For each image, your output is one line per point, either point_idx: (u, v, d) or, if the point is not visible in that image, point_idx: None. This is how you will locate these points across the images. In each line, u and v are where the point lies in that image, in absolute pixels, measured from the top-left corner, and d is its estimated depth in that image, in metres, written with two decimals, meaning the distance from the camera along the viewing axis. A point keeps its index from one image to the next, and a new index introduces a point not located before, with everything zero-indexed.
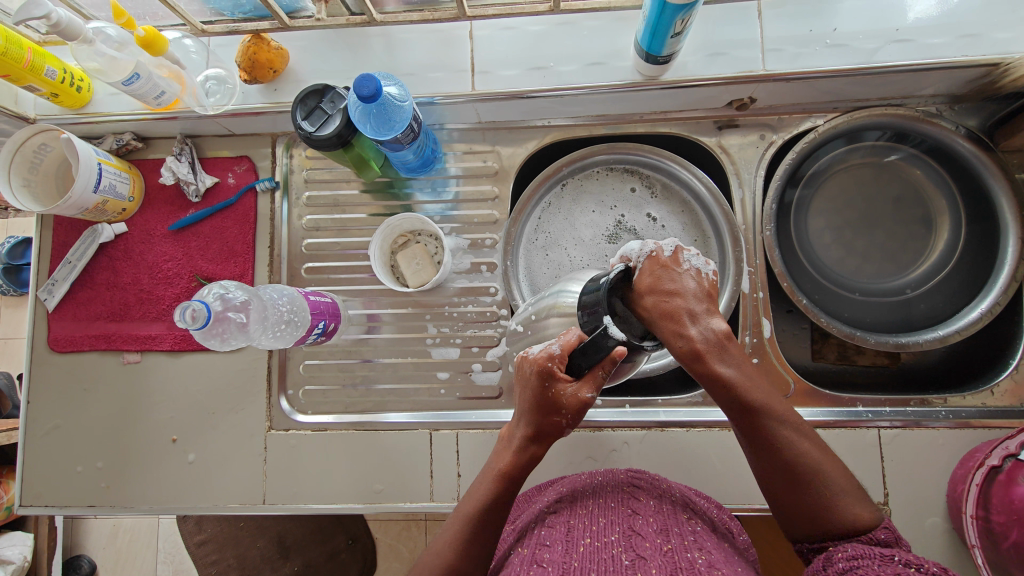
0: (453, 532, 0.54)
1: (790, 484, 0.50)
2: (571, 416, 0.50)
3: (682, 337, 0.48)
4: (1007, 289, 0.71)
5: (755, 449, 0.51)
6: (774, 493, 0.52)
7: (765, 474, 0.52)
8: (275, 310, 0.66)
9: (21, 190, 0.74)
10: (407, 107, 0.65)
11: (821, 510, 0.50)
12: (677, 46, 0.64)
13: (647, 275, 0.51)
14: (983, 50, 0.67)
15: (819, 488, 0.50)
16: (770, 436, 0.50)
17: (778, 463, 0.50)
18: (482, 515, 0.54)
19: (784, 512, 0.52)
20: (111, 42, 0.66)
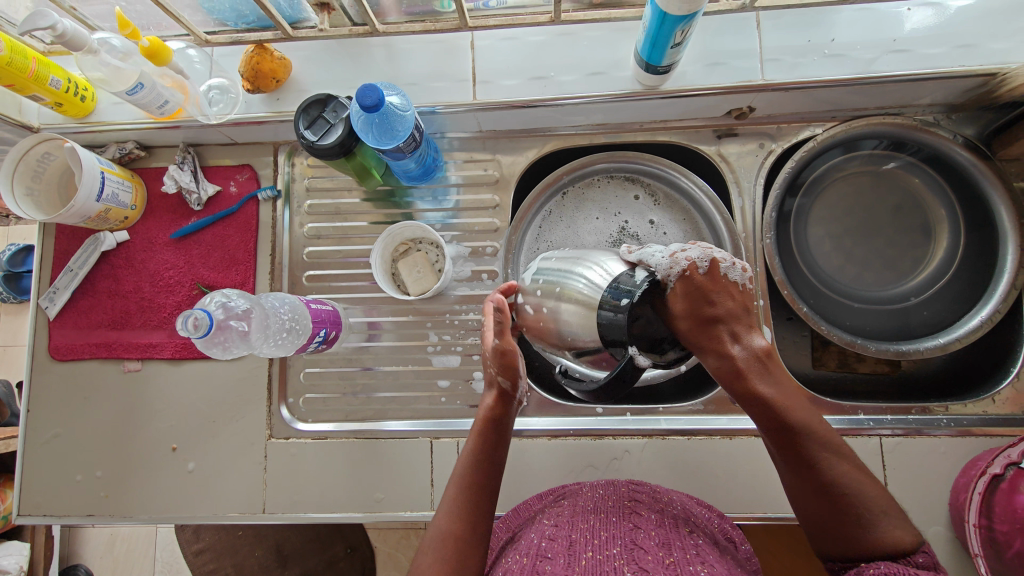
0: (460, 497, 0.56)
1: (822, 501, 0.51)
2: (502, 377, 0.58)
3: (715, 355, 0.54)
4: (1008, 295, 0.71)
5: (787, 466, 0.53)
6: (805, 509, 0.53)
7: (796, 489, 0.53)
8: (276, 317, 0.66)
9: (24, 198, 0.74)
10: (410, 117, 0.65)
11: (850, 524, 0.50)
12: (676, 56, 0.65)
13: (685, 297, 0.52)
14: (980, 60, 0.68)
15: (852, 505, 0.50)
16: (801, 452, 0.52)
17: (809, 480, 0.52)
18: (488, 471, 0.58)
19: (816, 529, 0.52)
20: (116, 53, 0.67)
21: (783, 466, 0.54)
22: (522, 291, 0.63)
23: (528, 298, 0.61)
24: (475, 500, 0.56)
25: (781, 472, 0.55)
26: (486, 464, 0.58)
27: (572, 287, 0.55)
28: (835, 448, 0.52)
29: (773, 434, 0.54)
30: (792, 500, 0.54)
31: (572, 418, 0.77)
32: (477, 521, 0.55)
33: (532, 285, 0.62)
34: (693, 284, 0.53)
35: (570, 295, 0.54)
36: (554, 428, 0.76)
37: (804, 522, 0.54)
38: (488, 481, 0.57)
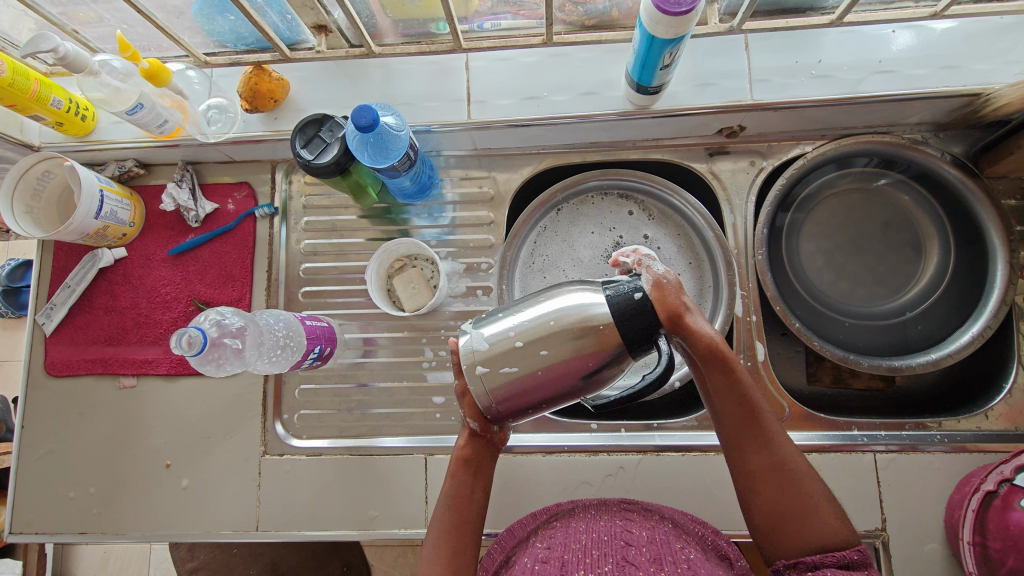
0: (442, 539, 0.54)
1: (780, 481, 0.50)
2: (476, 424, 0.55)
3: (704, 333, 0.50)
4: (998, 311, 0.72)
5: (747, 443, 0.52)
6: (758, 495, 0.51)
7: (752, 471, 0.52)
8: (271, 335, 0.66)
9: (23, 216, 0.75)
10: (404, 137, 0.66)
11: (800, 515, 0.49)
12: (666, 77, 0.66)
13: (652, 287, 0.50)
14: (965, 81, 0.69)
15: (804, 490, 0.50)
16: (765, 429, 0.52)
17: (768, 455, 0.51)
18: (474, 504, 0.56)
19: (766, 524, 0.51)
20: (117, 74, 0.68)
21: (740, 443, 0.52)
22: (482, 356, 0.50)
23: (501, 357, 0.49)
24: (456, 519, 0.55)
25: (734, 453, 0.53)
26: (468, 503, 0.56)
27: (548, 324, 0.49)
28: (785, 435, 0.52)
29: (735, 410, 0.52)
30: (743, 486, 0.52)
31: (566, 434, 0.77)
32: (463, 554, 0.54)
33: (498, 340, 0.50)
34: (665, 279, 0.51)
35: (571, 325, 0.48)
36: (548, 444, 0.76)
37: (751, 515, 0.52)
38: (470, 516, 0.56)
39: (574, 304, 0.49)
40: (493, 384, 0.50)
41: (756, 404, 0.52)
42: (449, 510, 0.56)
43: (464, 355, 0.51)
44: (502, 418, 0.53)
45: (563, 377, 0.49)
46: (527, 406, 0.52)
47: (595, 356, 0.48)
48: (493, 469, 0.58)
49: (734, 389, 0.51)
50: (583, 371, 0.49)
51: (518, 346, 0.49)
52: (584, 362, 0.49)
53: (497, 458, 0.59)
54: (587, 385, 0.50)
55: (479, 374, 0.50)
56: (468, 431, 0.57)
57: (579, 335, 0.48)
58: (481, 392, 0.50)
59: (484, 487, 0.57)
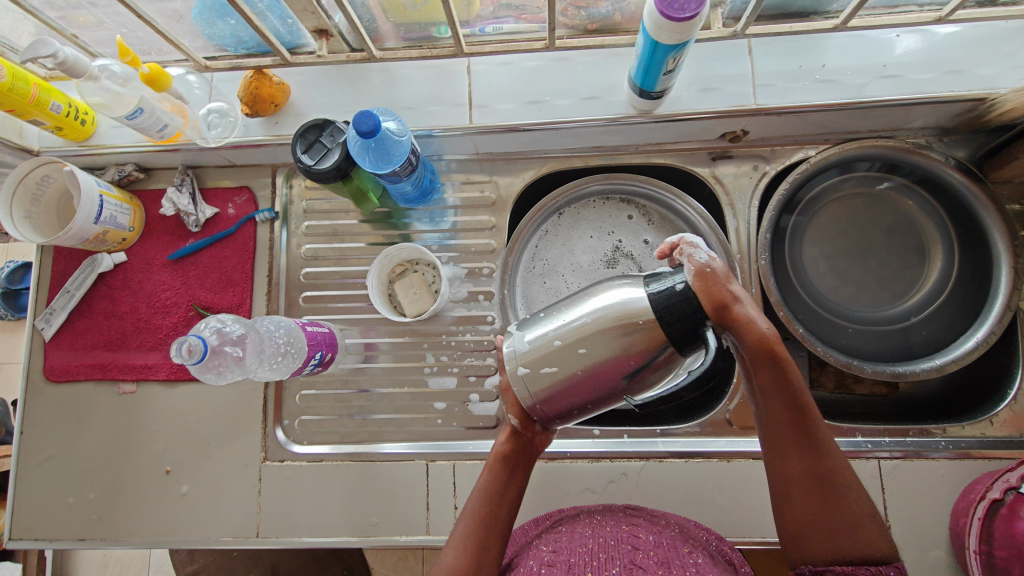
0: (471, 531, 0.54)
1: (819, 490, 0.50)
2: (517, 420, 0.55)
3: (756, 329, 0.49)
4: (1003, 317, 0.71)
5: (790, 446, 0.51)
6: (793, 498, 0.51)
7: (793, 476, 0.51)
8: (272, 342, 0.66)
9: (23, 221, 0.74)
10: (406, 141, 0.66)
11: (836, 525, 0.49)
12: (669, 83, 0.65)
13: (696, 277, 0.49)
14: (969, 86, 0.69)
15: (844, 503, 0.49)
16: (813, 435, 0.50)
17: (809, 463, 0.50)
18: (504, 506, 0.56)
19: (798, 528, 0.51)
20: (116, 78, 0.67)
21: (782, 446, 0.51)
22: (523, 357, 0.51)
23: (542, 358, 0.50)
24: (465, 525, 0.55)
25: (773, 455, 0.52)
26: (501, 500, 0.56)
27: (587, 324, 0.49)
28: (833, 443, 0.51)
29: (781, 412, 0.51)
30: (778, 488, 0.52)
31: (568, 440, 0.76)
32: (488, 549, 0.53)
33: (539, 342, 0.51)
34: (710, 268, 0.49)
35: (610, 324, 0.48)
36: (550, 450, 0.75)
37: (784, 518, 0.52)
38: (501, 513, 0.55)
39: (611, 301, 0.49)
40: (536, 385, 0.50)
41: (805, 408, 0.51)
42: (482, 504, 0.55)
43: (507, 358, 0.52)
44: (547, 417, 0.52)
45: (606, 377, 0.49)
46: (572, 407, 0.51)
47: (638, 354, 0.47)
48: (531, 471, 0.57)
49: (785, 390, 0.51)
50: (626, 371, 0.48)
51: (558, 346, 0.50)
52: (626, 361, 0.48)
53: (535, 460, 0.58)
54: (633, 385, 0.50)
55: (521, 375, 0.51)
56: (509, 427, 0.57)
57: (618, 333, 0.48)
58: (526, 391, 0.51)
59: (517, 488, 0.57)
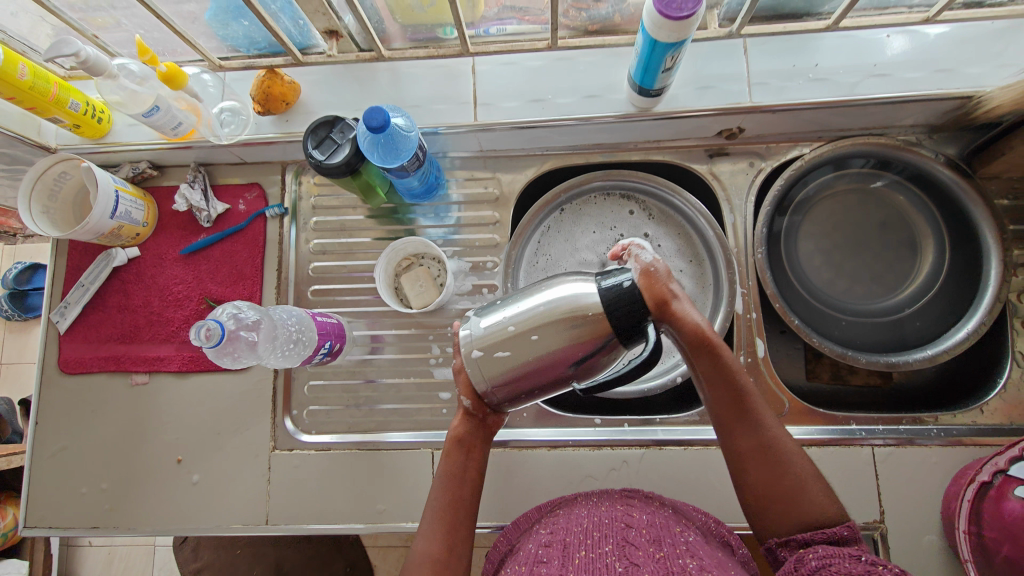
0: (438, 517, 0.56)
1: (768, 461, 0.54)
2: (468, 404, 0.57)
3: (691, 320, 0.54)
4: (993, 308, 0.74)
5: (736, 425, 0.55)
6: (747, 473, 0.55)
7: (741, 451, 0.55)
8: (284, 329, 0.68)
9: (40, 216, 0.77)
10: (414, 137, 0.68)
11: (789, 493, 0.53)
12: (668, 80, 0.68)
13: (641, 274, 0.53)
14: (957, 84, 0.71)
15: (791, 470, 0.54)
16: (751, 410, 0.55)
17: (755, 436, 0.55)
18: (467, 487, 0.58)
19: (757, 502, 0.54)
20: (134, 77, 0.70)
21: (729, 426, 0.56)
22: (477, 341, 0.52)
23: (496, 344, 0.51)
24: (458, 505, 0.57)
25: (724, 435, 0.57)
26: (462, 482, 0.58)
27: (541, 314, 0.51)
28: (771, 415, 0.56)
29: (723, 393, 0.56)
30: (734, 466, 0.56)
31: (570, 429, 0.78)
32: (458, 534, 0.56)
33: (495, 328, 0.52)
34: (653, 268, 0.54)
35: (565, 314, 0.50)
36: (553, 439, 0.77)
37: (743, 494, 0.56)
38: (463, 495, 0.57)
39: (567, 292, 0.51)
40: (489, 368, 0.52)
41: (740, 386, 0.56)
42: (444, 491, 0.57)
43: (463, 341, 0.54)
44: (498, 401, 0.55)
45: (554, 364, 0.51)
46: (522, 391, 0.54)
47: (587, 344, 0.50)
48: (486, 452, 0.60)
49: (721, 371, 0.56)
50: (574, 358, 0.51)
51: (511, 332, 0.51)
52: (576, 350, 0.50)
53: (492, 440, 0.61)
54: (579, 372, 0.52)
55: (474, 358, 0.52)
56: (463, 411, 0.59)
57: (569, 324, 0.50)
58: (478, 374, 0.53)
59: (477, 469, 0.59)
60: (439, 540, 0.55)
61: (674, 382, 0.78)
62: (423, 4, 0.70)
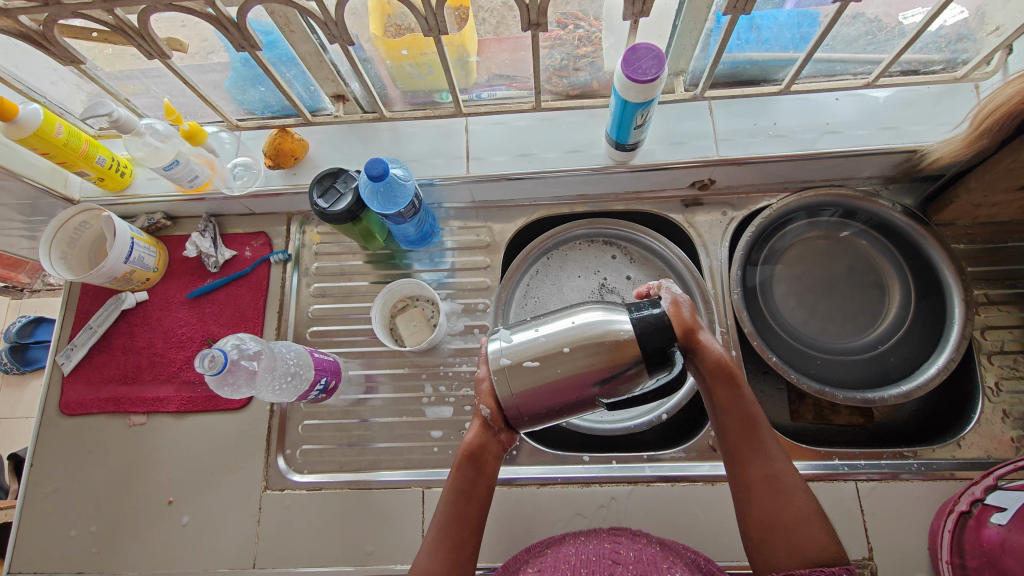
0: (442, 535, 0.57)
1: (773, 492, 0.56)
2: (487, 412, 0.58)
3: (714, 351, 0.59)
4: (959, 344, 0.78)
5: (748, 454, 0.58)
6: (754, 503, 0.57)
7: (749, 480, 0.58)
8: (283, 362, 0.71)
9: (58, 261, 0.82)
10: (410, 186, 0.75)
11: (787, 525, 0.55)
12: (640, 136, 0.75)
13: (671, 305, 0.59)
14: (904, 139, 0.79)
15: (794, 502, 0.56)
16: (761, 442, 0.59)
17: (764, 467, 0.57)
18: (474, 505, 0.59)
19: (760, 533, 0.56)
20: (159, 135, 0.77)
21: (741, 455, 0.59)
22: (508, 350, 0.56)
23: (527, 355, 0.55)
24: (459, 534, 0.57)
25: (734, 464, 0.59)
26: (470, 498, 0.59)
27: (573, 334, 0.54)
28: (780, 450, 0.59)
29: (737, 424, 0.59)
30: (741, 494, 0.58)
31: (559, 466, 0.79)
32: (461, 550, 0.57)
33: (526, 342, 0.56)
34: (680, 302, 0.60)
35: (595, 336, 0.53)
36: (542, 476, 0.78)
37: (746, 524, 0.57)
38: (467, 515, 0.58)
39: (600, 315, 0.55)
40: (516, 378, 0.55)
41: (754, 418, 0.59)
42: (451, 508, 0.58)
43: (493, 351, 0.57)
44: (520, 414, 0.56)
45: (579, 380, 0.54)
46: (544, 407, 0.55)
47: (613, 364, 0.53)
48: (498, 469, 0.60)
49: (738, 402, 0.59)
50: (600, 377, 0.54)
51: (542, 344, 0.55)
52: (602, 370, 0.53)
53: (502, 459, 0.61)
54: (603, 394, 0.54)
55: (503, 365, 0.55)
56: (480, 422, 0.60)
57: (599, 343, 0.53)
58: (505, 384, 0.55)
59: (485, 486, 0.60)
60: (441, 561, 0.56)
61: (660, 419, 0.81)
62: (422, 72, 0.79)
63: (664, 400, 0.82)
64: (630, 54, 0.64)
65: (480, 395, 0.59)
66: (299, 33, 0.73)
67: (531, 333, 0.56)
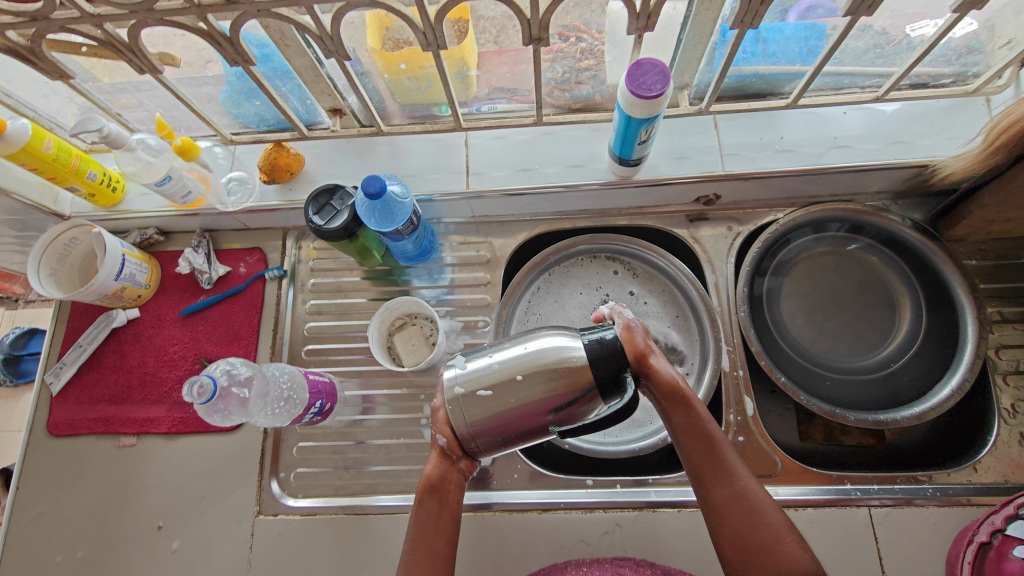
0: (411, 571, 0.52)
1: (743, 512, 0.54)
2: (444, 441, 0.56)
3: (665, 373, 0.57)
4: (973, 364, 0.76)
5: (712, 476, 0.56)
6: (726, 525, 0.54)
7: (717, 503, 0.55)
8: (276, 387, 0.69)
9: (47, 278, 0.80)
10: (408, 204, 0.73)
11: (765, 546, 0.52)
12: (644, 151, 0.73)
13: (623, 329, 0.57)
14: (914, 154, 0.77)
15: (765, 519, 0.53)
16: (723, 460, 0.56)
17: (730, 486, 0.55)
18: (441, 538, 0.55)
19: (738, 557, 0.53)
20: (150, 150, 0.76)
21: (704, 477, 0.56)
22: (461, 379, 0.54)
23: (481, 383, 0.53)
24: (429, 570, 0.52)
25: (699, 488, 0.56)
26: (436, 530, 0.55)
27: (527, 361, 0.52)
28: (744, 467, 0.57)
29: (697, 445, 0.57)
30: (712, 519, 0.55)
31: (562, 490, 0.76)
32: None
33: (480, 369, 0.54)
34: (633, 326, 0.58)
35: (550, 363, 0.52)
36: (544, 501, 0.76)
37: (722, 550, 0.54)
38: (438, 546, 0.54)
39: (555, 341, 0.53)
40: (471, 407, 0.53)
41: (712, 437, 0.57)
42: (417, 543, 0.54)
43: (447, 378, 0.55)
44: (476, 443, 0.54)
45: (533, 409, 0.52)
46: (501, 436, 0.53)
47: (566, 391, 0.51)
48: (461, 499, 0.56)
49: (695, 423, 0.57)
50: (553, 405, 0.52)
51: (495, 372, 0.53)
52: (556, 397, 0.51)
53: (465, 488, 0.58)
54: (558, 422, 0.52)
55: (456, 395, 0.53)
56: (438, 452, 0.57)
57: (554, 370, 0.51)
58: (460, 414, 0.53)
59: (451, 518, 0.56)
60: None
61: (666, 442, 0.78)
62: (420, 86, 0.77)
63: None
64: (634, 68, 0.62)
65: (436, 424, 0.57)
66: (294, 48, 0.72)
67: (486, 360, 0.55)
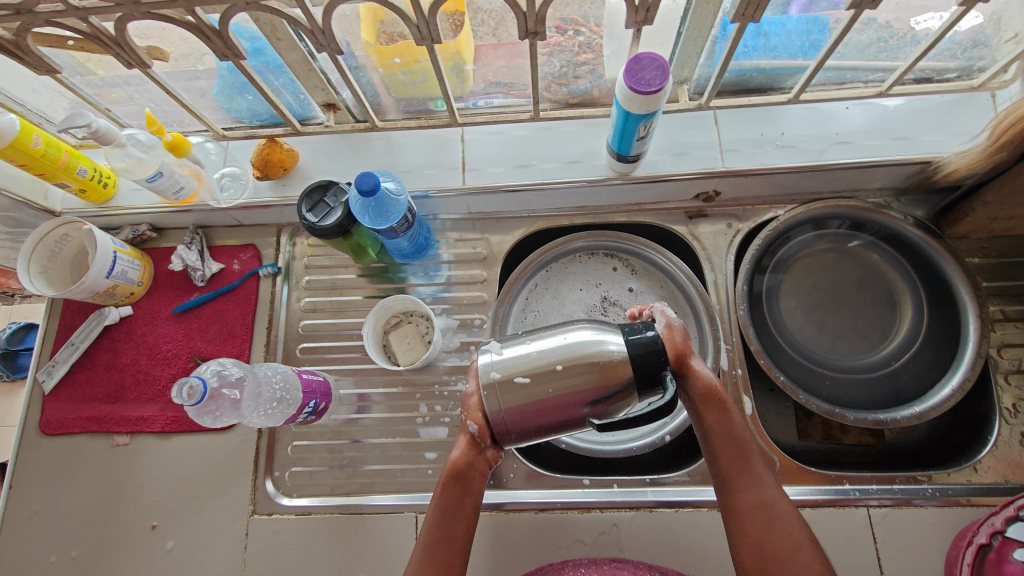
0: (427, 561, 0.53)
1: (766, 519, 0.54)
2: (476, 428, 0.55)
3: (704, 377, 0.58)
4: (975, 363, 0.74)
5: (739, 481, 0.56)
6: (746, 530, 0.54)
7: (741, 508, 0.55)
8: (268, 387, 0.68)
9: (38, 276, 0.79)
10: (403, 201, 0.71)
11: (784, 554, 0.52)
12: (643, 147, 0.72)
13: (665, 329, 0.57)
14: (917, 150, 0.75)
15: (788, 528, 0.53)
16: (753, 466, 0.56)
17: (756, 493, 0.55)
18: (460, 526, 0.55)
19: (755, 562, 0.53)
20: (141, 145, 0.74)
21: (731, 481, 0.56)
22: (499, 364, 0.53)
23: (519, 370, 0.52)
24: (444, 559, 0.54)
25: (723, 491, 0.56)
26: (455, 519, 0.55)
27: (568, 352, 0.51)
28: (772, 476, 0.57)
29: (728, 449, 0.57)
30: (733, 523, 0.55)
31: (559, 490, 0.76)
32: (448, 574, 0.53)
33: (518, 357, 0.53)
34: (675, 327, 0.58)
35: (590, 356, 0.51)
36: (541, 501, 0.75)
37: (739, 553, 0.54)
38: (455, 535, 0.55)
39: (596, 334, 0.52)
40: (507, 393, 0.52)
41: (743, 443, 0.57)
42: (434, 531, 0.55)
43: (482, 363, 0.54)
44: (507, 431, 0.53)
45: (569, 400, 0.51)
46: (534, 425, 0.52)
47: (605, 385, 0.50)
48: (484, 488, 0.57)
49: (728, 428, 0.57)
50: (591, 398, 0.51)
51: (534, 360, 0.52)
52: (595, 391, 0.50)
53: (488, 476, 0.58)
54: (593, 414, 0.52)
55: (492, 380, 0.52)
56: (467, 439, 0.56)
57: (593, 363, 0.50)
58: (495, 399, 0.52)
59: (472, 505, 0.56)
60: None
61: (664, 440, 0.78)
62: (415, 80, 0.76)
63: (666, 421, 0.79)
64: (633, 63, 0.61)
65: (468, 410, 0.56)
66: (286, 41, 0.69)
67: (524, 348, 0.54)
